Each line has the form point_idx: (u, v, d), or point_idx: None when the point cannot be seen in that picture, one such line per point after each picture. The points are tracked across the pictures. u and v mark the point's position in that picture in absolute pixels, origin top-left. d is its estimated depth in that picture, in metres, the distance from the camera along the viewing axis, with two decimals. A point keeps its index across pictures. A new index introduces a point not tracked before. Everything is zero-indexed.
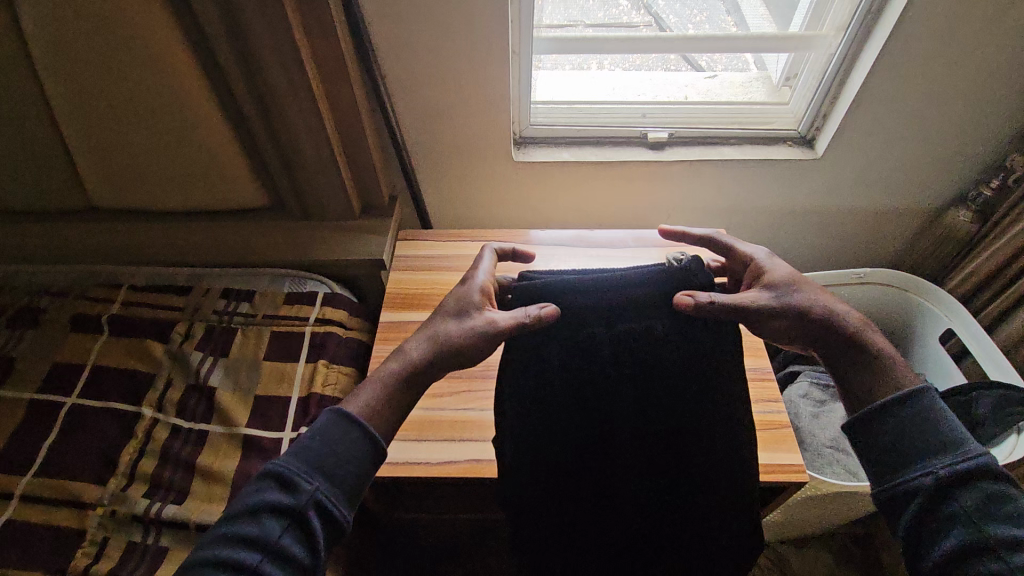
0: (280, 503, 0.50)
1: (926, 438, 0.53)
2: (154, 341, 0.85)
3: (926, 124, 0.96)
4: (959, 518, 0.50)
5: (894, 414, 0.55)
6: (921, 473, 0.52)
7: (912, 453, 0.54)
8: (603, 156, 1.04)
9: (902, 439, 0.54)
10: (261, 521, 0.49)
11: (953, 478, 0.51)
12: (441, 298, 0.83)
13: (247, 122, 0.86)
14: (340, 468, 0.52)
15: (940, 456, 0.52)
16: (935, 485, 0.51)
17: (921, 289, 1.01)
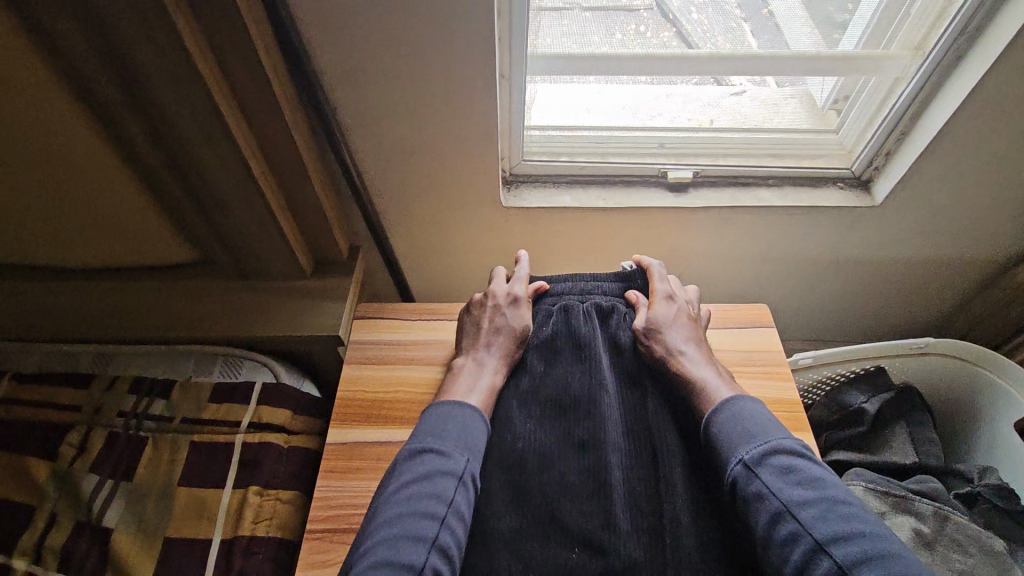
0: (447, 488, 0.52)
1: (745, 433, 0.55)
2: (37, 458, 0.66)
3: (1014, 167, 0.77)
4: (804, 527, 0.47)
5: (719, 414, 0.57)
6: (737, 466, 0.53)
7: (736, 446, 0.54)
8: (611, 201, 0.85)
9: (736, 437, 0.55)
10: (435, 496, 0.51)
11: (767, 467, 0.52)
12: (405, 406, 0.65)
13: (153, 172, 0.66)
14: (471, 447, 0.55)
15: (744, 453, 0.53)
16: (784, 496, 0.49)
17: (995, 367, 0.83)
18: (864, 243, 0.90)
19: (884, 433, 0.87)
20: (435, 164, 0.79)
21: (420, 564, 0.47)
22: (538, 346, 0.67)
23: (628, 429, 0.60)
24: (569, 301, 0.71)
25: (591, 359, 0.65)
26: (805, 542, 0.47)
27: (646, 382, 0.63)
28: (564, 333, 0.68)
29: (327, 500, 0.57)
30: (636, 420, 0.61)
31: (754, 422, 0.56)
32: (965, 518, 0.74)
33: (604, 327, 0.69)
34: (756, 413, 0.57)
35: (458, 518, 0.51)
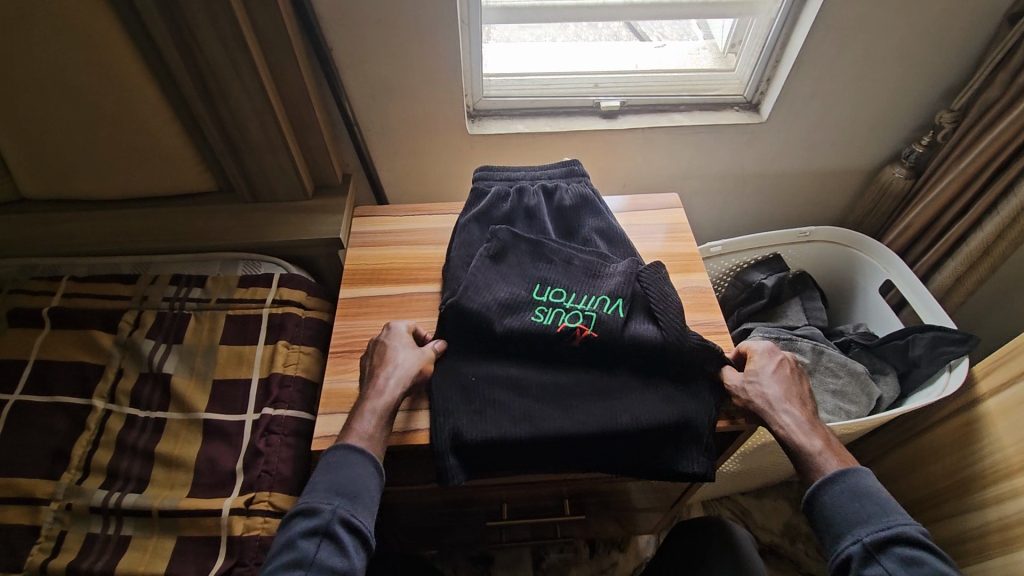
0: (317, 538, 0.54)
1: (862, 513, 0.55)
2: (101, 332, 0.82)
3: (861, 85, 1.00)
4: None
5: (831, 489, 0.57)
6: (835, 485, 0.57)
7: (853, 524, 0.55)
8: (557, 126, 1.05)
9: (839, 514, 0.56)
10: (302, 550, 0.53)
11: (887, 556, 0.53)
12: (399, 273, 0.83)
13: (183, 96, 0.82)
14: (348, 489, 0.56)
15: (864, 534, 0.54)
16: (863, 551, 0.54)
17: (862, 245, 1.07)
18: (759, 157, 1.13)
19: (782, 304, 1.10)
20: (412, 99, 0.97)
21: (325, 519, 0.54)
22: (495, 218, 0.82)
23: None
24: (522, 183, 0.85)
25: (539, 221, 0.81)
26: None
27: (583, 234, 0.81)
28: (517, 207, 0.83)
29: (344, 332, 0.75)
30: None
31: (873, 502, 0.55)
32: (836, 351, 0.97)
33: (549, 201, 0.84)
34: (874, 483, 0.57)
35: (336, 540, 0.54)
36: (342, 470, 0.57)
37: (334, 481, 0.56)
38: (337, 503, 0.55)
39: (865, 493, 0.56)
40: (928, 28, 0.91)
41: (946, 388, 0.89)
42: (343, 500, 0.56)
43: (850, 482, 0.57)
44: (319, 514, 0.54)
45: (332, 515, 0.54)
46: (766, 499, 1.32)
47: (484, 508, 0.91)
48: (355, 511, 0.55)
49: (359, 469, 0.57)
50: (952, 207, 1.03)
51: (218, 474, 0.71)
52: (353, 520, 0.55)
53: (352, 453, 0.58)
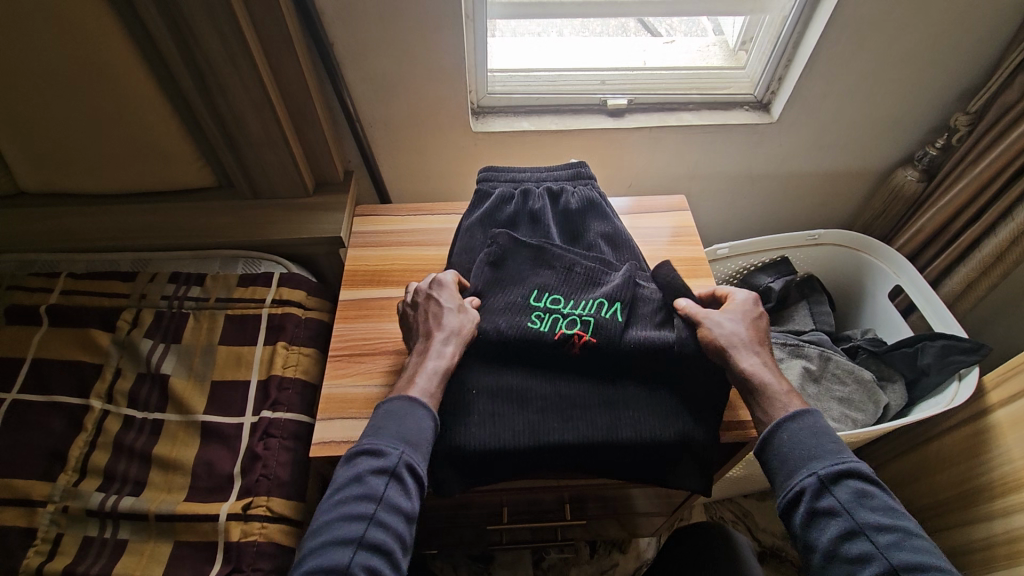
0: (384, 479, 0.54)
1: (817, 449, 0.55)
2: (98, 330, 0.81)
3: (874, 86, 0.98)
4: (843, 517, 0.51)
5: (794, 429, 0.56)
6: (792, 425, 0.57)
7: (808, 460, 0.55)
8: (563, 125, 1.03)
9: (800, 452, 0.55)
10: (370, 487, 0.54)
11: (839, 489, 0.53)
12: (400, 274, 0.82)
13: (182, 91, 0.81)
14: (409, 432, 0.57)
15: (819, 468, 0.53)
16: (820, 487, 0.53)
17: (872, 249, 1.05)
18: (768, 158, 1.11)
19: (788, 308, 1.08)
20: (414, 95, 0.95)
21: (389, 463, 0.55)
22: (498, 222, 0.80)
23: None
24: (527, 185, 0.84)
25: (544, 225, 0.79)
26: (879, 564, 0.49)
27: (588, 239, 0.79)
28: (521, 210, 0.81)
29: (343, 335, 0.74)
30: None
31: (827, 441, 0.55)
32: (843, 358, 0.95)
33: (555, 204, 0.82)
34: (823, 424, 0.57)
35: (400, 484, 0.54)
36: (405, 420, 0.58)
37: (400, 427, 0.57)
38: (400, 447, 0.56)
39: (824, 432, 0.56)
40: (945, 28, 0.89)
41: (955, 398, 0.87)
42: (404, 442, 0.56)
43: (807, 423, 0.56)
44: (386, 455, 0.55)
45: (399, 459, 0.55)
46: (768, 502, 1.31)
47: (484, 511, 0.91)
48: (418, 455, 0.56)
49: (420, 418, 0.58)
50: (965, 211, 1.01)
51: (216, 478, 0.71)
52: (414, 464, 0.55)
53: (416, 405, 0.59)
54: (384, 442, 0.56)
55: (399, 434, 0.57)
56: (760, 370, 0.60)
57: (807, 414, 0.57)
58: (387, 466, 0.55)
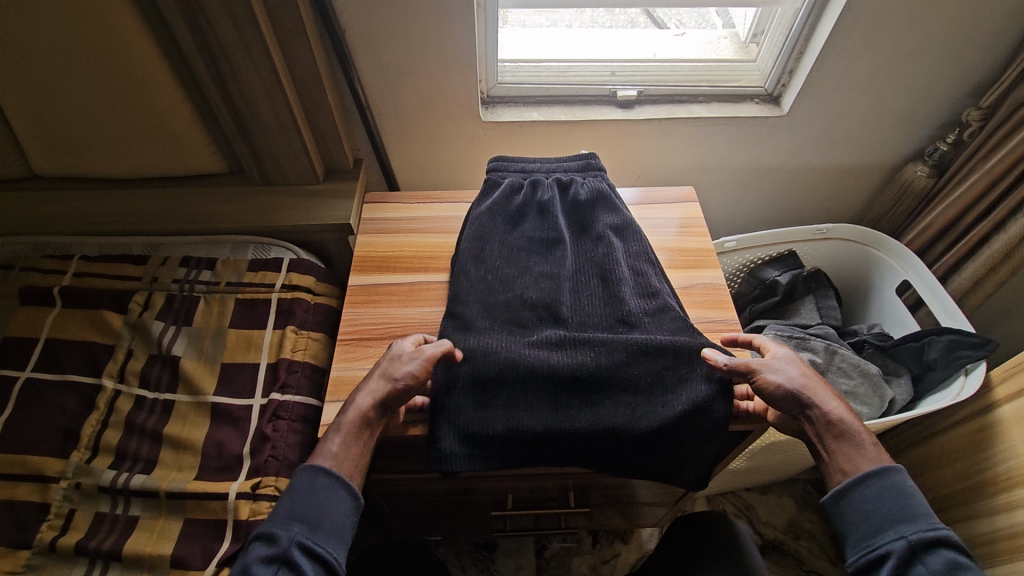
0: (274, 566, 0.51)
1: (904, 511, 0.53)
2: (111, 312, 0.82)
3: (885, 80, 0.97)
4: None
5: (873, 484, 0.55)
6: (879, 480, 0.55)
7: (895, 521, 0.53)
8: (572, 115, 1.03)
9: (881, 512, 0.54)
10: None
11: (931, 557, 0.51)
12: (409, 261, 0.82)
13: (195, 76, 0.81)
14: (311, 512, 0.54)
15: (910, 532, 0.52)
16: (906, 550, 0.52)
17: (880, 244, 1.05)
18: (777, 152, 1.11)
19: (795, 303, 1.08)
20: (425, 83, 0.95)
21: (282, 549, 0.52)
22: (508, 212, 0.81)
23: (582, 266, 0.76)
24: (537, 177, 0.84)
25: (552, 216, 0.80)
26: None
27: (597, 230, 0.79)
28: (530, 201, 0.82)
29: (352, 320, 0.75)
30: (587, 260, 0.76)
31: (915, 502, 0.54)
32: (850, 352, 0.95)
33: (564, 195, 0.83)
34: (910, 482, 0.55)
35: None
36: (310, 494, 0.55)
37: (298, 505, 0.54)
38: (296, 530, 0.53)
39: (909, 491, 0.54)
40: (960, 22, 0.88)
41: (961, 392, 0.87)
42: (301, 525, 0.53)
43: (891, 480, 0.55)
44: (278, 541, 0.52)
45: (290, 542, 0.52)
46: (771, 496, 1.32)
47: (489, 497, 0.92)
48: (315, 535, 0.53)
49: (322, 493, 0.55)
50: (975, 207, 1.01)
51: (225, 458, 0.72)
52: (313, 546, 0.53)
53: (319, 478, 0.56)
54: (275, 528, 0.53)
55: (298, 516, 0.54)
56: (833, 417, 0.58)
57: (894, 470, 0.55)
58: (282, 554, 0.51)
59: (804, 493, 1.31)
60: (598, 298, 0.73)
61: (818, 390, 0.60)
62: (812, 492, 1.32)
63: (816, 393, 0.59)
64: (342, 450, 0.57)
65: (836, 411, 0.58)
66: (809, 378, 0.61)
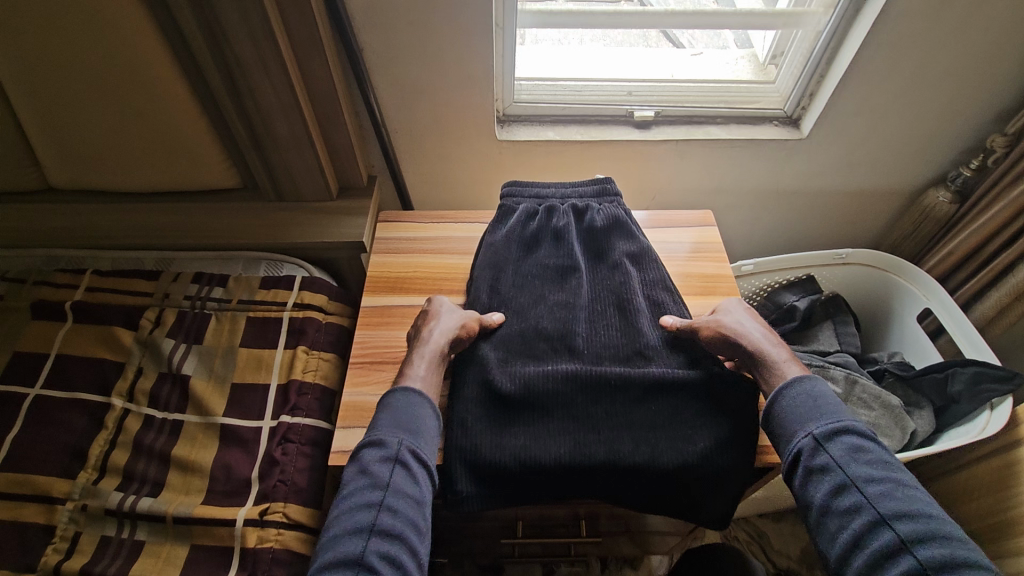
0: (390, 465, 0.56)
1: (812, 412, 0.58)
2: (122, 328, 0.81)
3: (908, 104, 0.96)
4: (833, 468, 0.54)
5: (785, 397, 0.60)
6: (803, 440, 0.57)
7: (803, 422, 0.58)
8: (588, 135, 1.02)
9: (792, 418, 0.59)
10: (376, 475, 0.55)
11: (835, 444, 0.55)
12: (423, 283, 0.82)
13: (213, 94, 0.81)
14: (416, 422, 0.59)
15: (814, 428, 0.57)
16: (814, 445, 0.56)
17: (901, 270, 1.03)
18: (795, 175, 1.10)
19: (813, 329, 1.06)
20: (441, 101, 0.95)
21: (395, 452, 0.56)
22: (523, 238, 0.80)
23: (599, 295, 0.74)
24: (552, 203, 0.83)
25: (567, 244, 0.79)
26: (868, 513, 0.51)
27: (614, 259, 0.78)
28: (546, 227, 0.81)
29: (366, 342, 0.74)
30: (604, 288, 0.75)
31: (825, 404, 0.58)
32: (871, 382, 0.93)
33: (580, 222, 0.82)
34: (824, 387, 0.60)
35: (405, 480, 0.55)
36: (415, 410, 0.60)
37: (403, 417, 0.59)
38: (405, 438, 0.58)
39: (820, 396, 0.59)
40: (985, 48, 0.87)
41: (987, 427, 0.85)
42: (411, 432, 0.58)
43: (804, 386, 0.60)
44: (390, 444, 0.57)
45: (403, 446, 0.57)
46: (784, 523, 1.29)
47: (498, 524, 0.90)
48: (421, 442, 0.58)
49: (422, 410, 0.60)
50: (999, 235, 0.99)
51: (233, 482, 0.71)
52: (420, 451, 0.58)
53: (414, 396, 0.61)
54: (380, 438, 0.58)
55: (406, 423, 0.59)
56: (755, 346, 0.64)
57: (802, 379, 0.61)
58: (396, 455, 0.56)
59: None
60: (615, 327, 0.71)
61: (741, 326, 0.66)
62: None
63: (738, 329, 0.66)
64: (429, 376, 0.63)
65: (756, 340, 0.64)
66: (732, 317, 0.67)
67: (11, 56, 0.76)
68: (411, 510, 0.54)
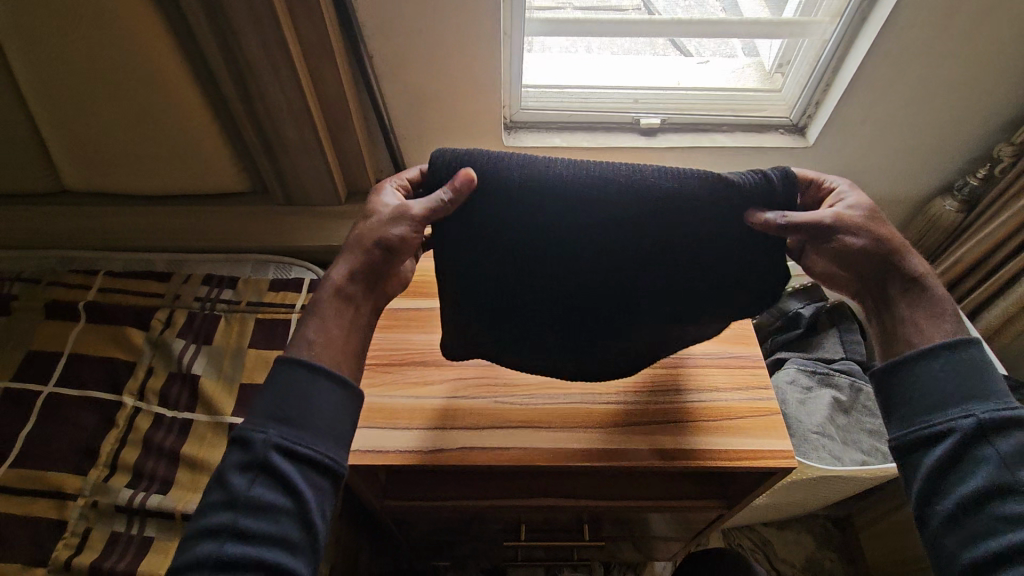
0: (250, 472, 0.46)
1: (972, 387, 0.49)
2: (133, 328, 0.83)
3: (915, 113, 0.96)
4: (992, 462, 0.46)
5: (943, 361, 0.50)
6: (963, 418, 0.48)
7: (961, 397, 0.49)
8: (594, 142, 1.03)
9: (949, 388, 0.49)
10: (233, 486, 0.46)
11: (1002, 437, 0.47)
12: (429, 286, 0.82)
13: (227, 99, 0.83)
14: (290, 409, 0.48)
15: (977, 409, 0.48)
16: (972, 428, 0.47)
17: None
18: None
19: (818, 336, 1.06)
20: (449, 108, 0.96)
21: (257, 456, 0.46)
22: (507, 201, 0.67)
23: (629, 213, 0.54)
24: None
25: None
26: None
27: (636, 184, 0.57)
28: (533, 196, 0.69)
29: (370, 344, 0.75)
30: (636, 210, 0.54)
31: (985, 377, 0.50)
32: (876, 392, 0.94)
33: None
34: (982, 354, 0.51)
35: (276, 486, 0.46)
36: (293, 392, 0.49)
37: (276, 403, 0.49)
38: (276, 429, 0.47)
39: (981, 368, 0.50)
40: (990, 57, 0.87)
41: None
42: (286, 420, 0.48)
43: (964, 349, 0.50)
44: (252, 444, 0.47)
45: (268, 444, 0.47)
46: (788, 531, 1.28)
47: (501, 526, 0.90)
48: (298, 439, 0.47)
49: (307, 391, 0.49)
50: (1006, 244, 0.98)
51: None
52: (294, 443, 0.47)
53: (300, 368, 0.50)
54: (243, 433, 0.47)
55: (272, 416, 0.48)
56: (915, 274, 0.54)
57: (968, 343, 0.51)
58: (260, 461, 0.46)
59: (822, 530, 1.28)
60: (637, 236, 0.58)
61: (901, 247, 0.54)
62: (830, 528, 1.29)
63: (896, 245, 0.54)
64: (320, 334, 0.53)
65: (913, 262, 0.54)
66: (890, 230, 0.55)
67: (30, 64, 0.77)
68: (282, 529, 0.45)
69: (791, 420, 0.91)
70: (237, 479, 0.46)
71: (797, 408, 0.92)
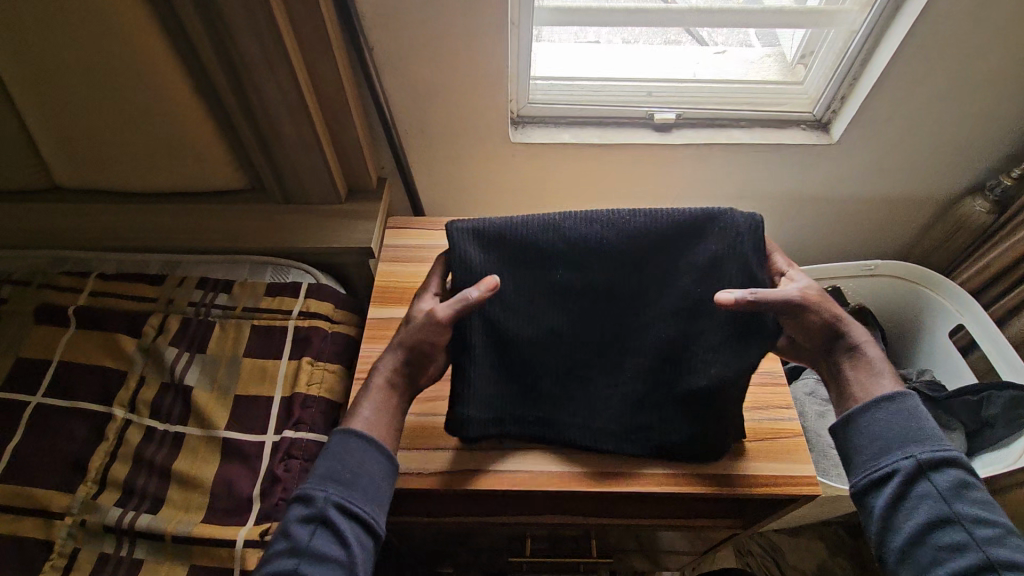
0: (311, 524, 0.52)
1: (911, 433, 0.54)
2: (125, 335, 0.80)
3: (946, 109, 0.91)
4: (931, 497, 0.52)
5: (886, 411, 0.56)
6: (903, 460, 0.54)
7: (903, 442, 0.54)
8: (605, 138, 0.98)
9: (893, 435, 0.55)
10: (296, 538, 0.52)
11: (939, 474, 0.53)
12: None
13: (218, 93, 0.79)
14: (345, 471, 0.54)
15: (918, 452, 0.53)
16: (914, 469, 0.53)
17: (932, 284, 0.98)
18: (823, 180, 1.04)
19: None
20: (453, 102, 0.91)
21: (318, 511, 0.52)
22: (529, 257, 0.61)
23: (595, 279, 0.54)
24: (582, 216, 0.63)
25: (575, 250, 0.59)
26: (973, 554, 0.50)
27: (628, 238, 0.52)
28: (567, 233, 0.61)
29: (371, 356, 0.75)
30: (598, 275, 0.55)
31: (922, 424, 0.55)
32: None
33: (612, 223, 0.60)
34: (919, 406, 0.56)
35: (333, 536, 0.52)
36: (350, 456, 0.55)
37: (330, 466, 0.55)
38: (329, 491, 0.53)
39: (917, 415, 0.55)
40: None
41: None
42: (340, 482, 0.54)
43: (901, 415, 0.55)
44: (313, 501, 0.53)
45: (325, 502, 0.53)
46: (800, 539, 1.25)
47: (506, 540, 0.87)
48: (351, 496, 0.53)
49: (356, 453, 0.55)
50: None
51: (234, 499, 0.69)
52: (347, 503, 0.53)
53: (353, 440, 0.56)
54: (307, 487, 0.54)
55: (328, 474, 0.54)
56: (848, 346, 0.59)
57: (902, 396, 0.56)
58: (319, 514, 0.52)
59: (836, 538, 1.24)
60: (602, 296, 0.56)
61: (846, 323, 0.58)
62: (844, 536, 1.25)
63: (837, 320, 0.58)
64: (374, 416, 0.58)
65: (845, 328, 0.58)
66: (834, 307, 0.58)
67: (12, 57, 0.73)
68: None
69: (810, 435, 0.87)
70: (298, 532, 0.52)
71: (817, 422, 0.88)
